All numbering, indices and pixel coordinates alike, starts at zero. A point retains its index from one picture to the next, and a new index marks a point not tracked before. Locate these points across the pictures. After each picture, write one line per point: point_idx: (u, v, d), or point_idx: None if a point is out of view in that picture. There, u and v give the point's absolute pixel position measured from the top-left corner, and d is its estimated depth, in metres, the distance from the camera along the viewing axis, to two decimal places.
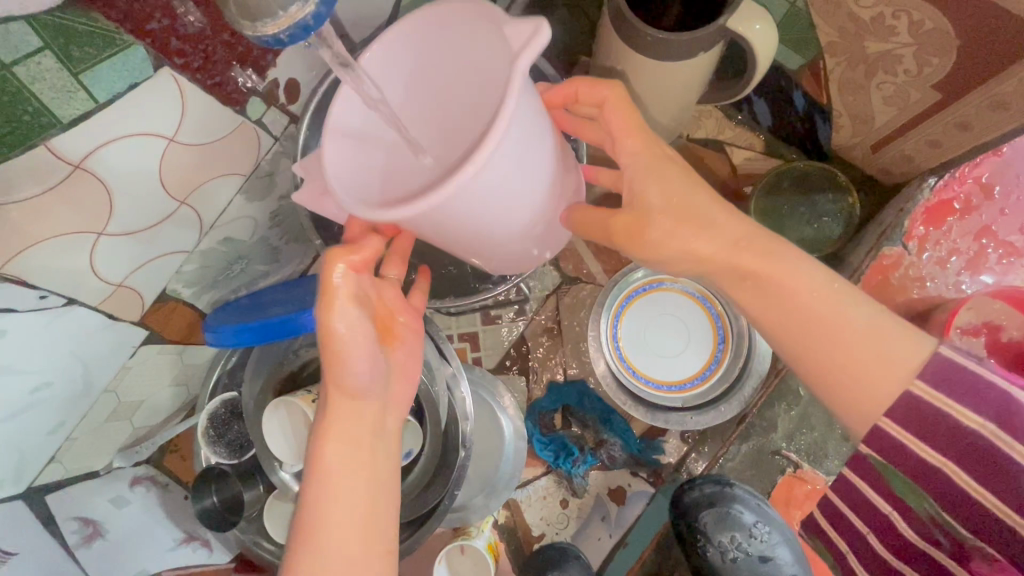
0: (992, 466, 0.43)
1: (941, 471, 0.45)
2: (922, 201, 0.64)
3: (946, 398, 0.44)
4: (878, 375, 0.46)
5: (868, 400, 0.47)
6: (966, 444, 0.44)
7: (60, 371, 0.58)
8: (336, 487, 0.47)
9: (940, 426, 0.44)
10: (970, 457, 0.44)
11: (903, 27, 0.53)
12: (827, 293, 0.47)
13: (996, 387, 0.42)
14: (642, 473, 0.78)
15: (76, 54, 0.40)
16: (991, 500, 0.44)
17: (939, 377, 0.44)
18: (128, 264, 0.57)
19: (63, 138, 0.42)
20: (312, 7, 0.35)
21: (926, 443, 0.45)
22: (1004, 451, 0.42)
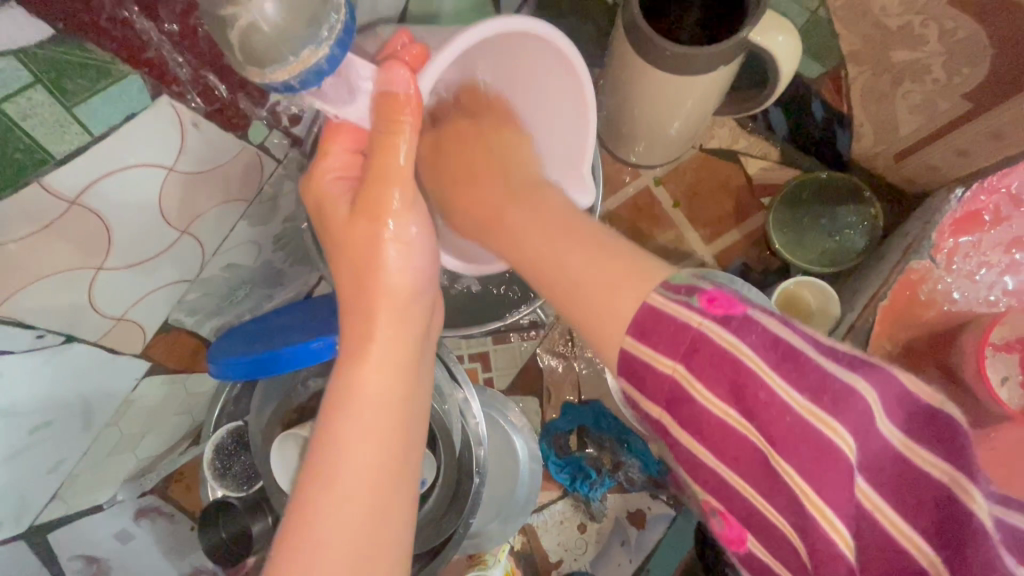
0: (690, 413, 0.39)
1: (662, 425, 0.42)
2: (949, 213, 0.61)
3: (647, 347, 0.40)
4: (608, 301, 0.41)
5: (605, 321, 0.41)
6: (668, 392, 0.40)
7: (61, 409, 0.56)
8: (369, 401, 0.43)
9: (646, 377, 0.40)
10: (673, 405, 0.40)
11: (933, 36, 0.51)
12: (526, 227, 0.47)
13: (687, 327, 0.38)
14: (663, 496, 0.75)
15: (69, 88, 0.37)
16: (700, 453, 0.40)
17: (642, 323, 0.40)
18: (129, 297, 0.54)
19: (58, 174, 0.40)
20: (326, 50, 0.35)
21: (643, 395, 0.41)
22: (693, 397, 0.39)
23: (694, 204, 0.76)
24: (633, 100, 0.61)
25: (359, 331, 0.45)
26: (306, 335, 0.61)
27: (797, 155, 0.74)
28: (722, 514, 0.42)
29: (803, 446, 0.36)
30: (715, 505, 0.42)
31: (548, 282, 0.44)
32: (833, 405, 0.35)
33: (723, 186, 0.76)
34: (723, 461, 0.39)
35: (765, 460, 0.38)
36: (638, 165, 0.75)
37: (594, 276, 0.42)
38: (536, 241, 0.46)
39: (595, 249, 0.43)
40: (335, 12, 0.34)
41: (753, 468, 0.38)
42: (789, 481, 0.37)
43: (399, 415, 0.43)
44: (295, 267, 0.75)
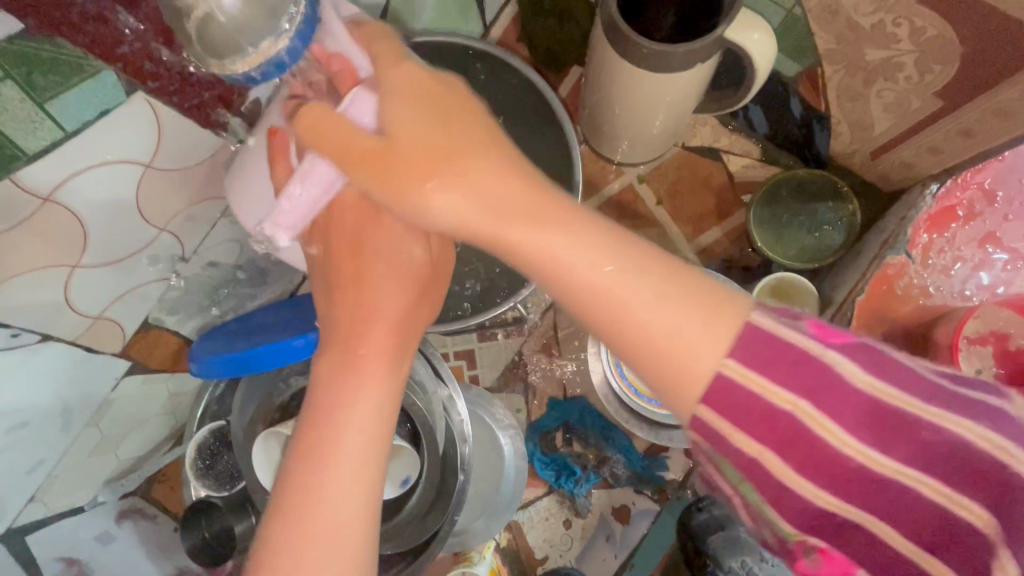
0: (820, 453, 0.35)
1: (763, 468, 0.36)
2: (924, 210, 0.62)
3: (765, 379, 0.35)
4: (694, 337, 0.36)
5: (682, 377, 0.36)
6: (781, 431, 0.35)
7: (38, 409, 0.55)
8: (363, 388, 0.46)
9: (775, 415, 0.35)
10: (789, 446, 0.35)
11: (904, 35, 0.52)
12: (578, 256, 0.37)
13: (812, 357, 0.35)
14: (647, 491, 0.76)
15: (40, 84, 0.37)
16: (816, 493, 0.35)
17: (750, 353, 0.35)
18: (107, 296, 0.54)
19: (30, 170, 0.40)
20: (286, 42, 0.35)
21: (742, 431, 0.35)
22: (819, 434, 0.35)
23: (676, 202, 0.77)
24: (614, 98, 0.61)
25: (358, 313, 0.48)
26: (284, 334, 0.61)
27: (778, 154, 0.74)
28: (821, 549, 0.36)
29: (946, 467, 0.34)
30: (812, 541, 0.36)
31: (619, 312, 0.37)
32: (952, 404, 0.34)
33: (705, 184, 0.76)
34: (856, 499, 0.35)
35: (893, 484, 0.34)
36: (621, 164, 0.76)
37: (676, 329, 0.36)
38: (593, 277, 0.37)
39: (666, 288, 0.37)
40: (296, 6, 0.34)
41: (886, 500, 0.35)
42: (922, 497, 0.34)
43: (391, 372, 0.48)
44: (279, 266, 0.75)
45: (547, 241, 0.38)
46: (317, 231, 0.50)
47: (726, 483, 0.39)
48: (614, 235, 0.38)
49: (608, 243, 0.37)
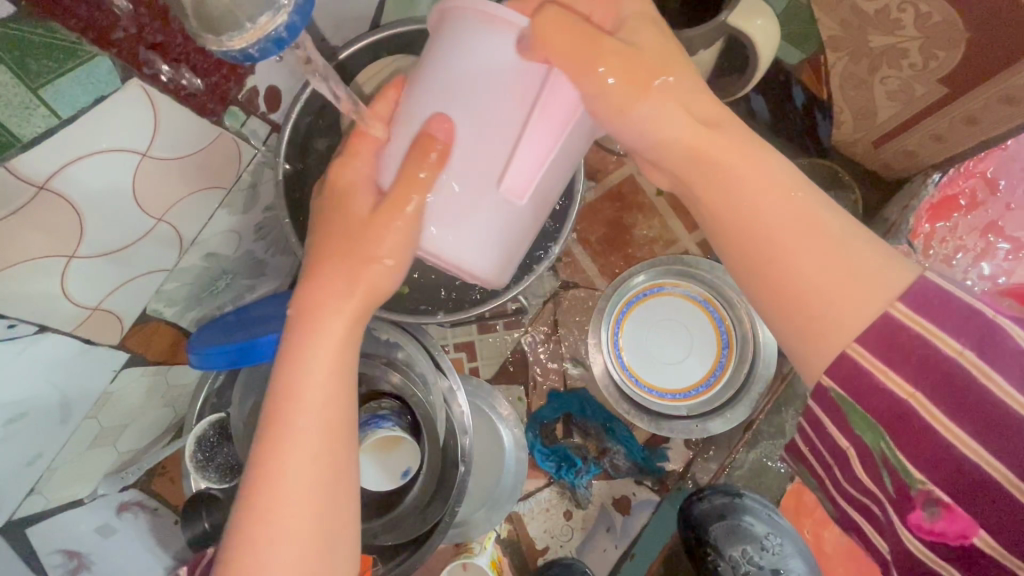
0: (963, 398, 0.37)
1: (908, 408, 0.39)
2: (928, 197, 0.63)
3: (924, 322, 0.38)
4: (864, 275, 0.39)
5: (840, 325, 0.39)
6: (940, 375, 0.38)
7: (35, 401, 0.55)
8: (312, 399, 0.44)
9: (909, 351, 0.38)
10: (940, 391, 0.38)
11: (909, 20, 0.51)
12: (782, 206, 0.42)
13: (981, 313, 0.37)
14: (647, 481, 0.76)
15: (33, 69, 0.37)
16: (960, 444, 0.38)
17: (919, 300, 0.38)
18: (104, 287, 0.54)
19: (24, 158, 0.39)
20: (285, 18, 0.33)
21: (892, 371, 0.38)
22: (979, 383, 0.37)
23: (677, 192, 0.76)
24: None
25: (306, 316, 0.46)
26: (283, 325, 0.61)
27: (778, 142, 0.75)
28: (943, 505, 0.39)
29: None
30: (936, 492, 0.40)
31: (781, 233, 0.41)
32: None
33: None
34: (977, 440, 0.37)
35: (1022, 430, 0.36)
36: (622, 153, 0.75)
37: (833, 271, 0.39)
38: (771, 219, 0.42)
39: (846, 234, 0.40)
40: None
41: (1008, 445, 0.37)
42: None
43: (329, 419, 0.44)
44: (278, 257, 0.75)
45: (760, 182, 0.42)
46: (313, 220, 0.49)
47: (848, 437, 0.42)
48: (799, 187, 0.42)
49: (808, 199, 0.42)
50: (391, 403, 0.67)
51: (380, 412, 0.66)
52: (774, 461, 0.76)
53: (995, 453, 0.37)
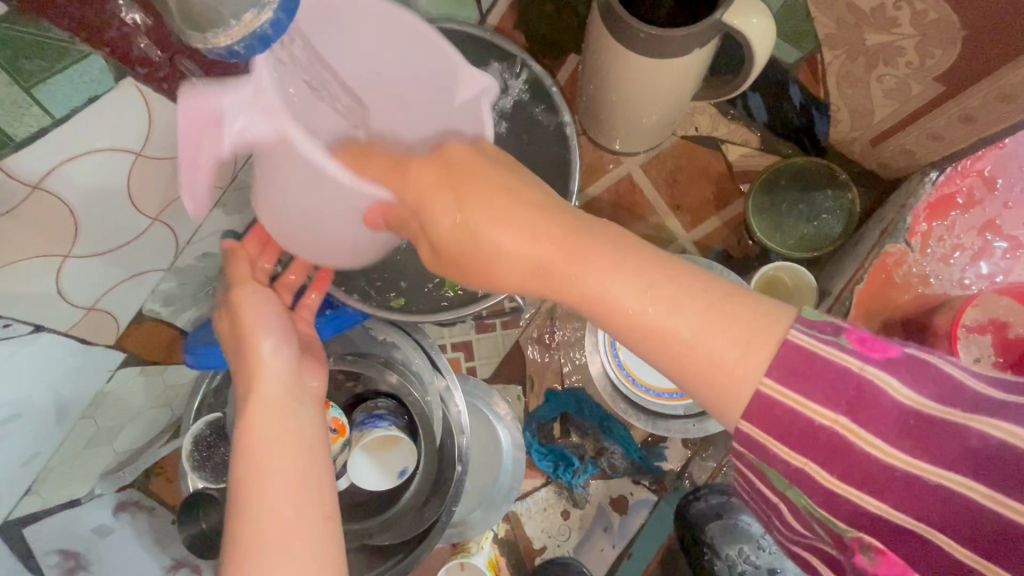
0: (849, 462, 0.33)
1: (812, 483, 0.33)
2: (924, 197, 0.62)
3: (794, 393, 0.33)
4: (737, 358, 0.34)
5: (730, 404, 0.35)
6: (822, 445, 0.33)
7: (31, 400, 0.55)
8: (263, 452, 0.41)
9: (793, 423, 0.33)
10: (830, 458, 0.33)
11: (905, 18, 0.51)
12: (620, 288, 0.37)
13: (849, 370, 0.32)
14: (644, 481, 0.76)
15: (26, 68, 0.36)
16: (877, 507, 0.33)
17: (787, 369, 0.33)
18: (100, 286, 0.54)
19: (18, 157, 0.39)
20: (270, 14, 0.32)
21: (792, 449, 0.33)
22: (863, 449, 0.32)
23: (674, 191, 0.76)
24: (610, 84, 0.60)
25: (247, 382, 0.45)
26: None
27: (776, 142, 0.74)
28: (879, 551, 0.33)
29: (959, 461, 0.31)
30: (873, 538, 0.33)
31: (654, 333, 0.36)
32: (992, 407, 0.32)
33: (704, 173, 0.76)
34: (890, 504, 0.32)
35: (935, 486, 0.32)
36: (619, 153, 0.75)
37: (704, 353, 0.34)
38: (624, 303, 0.36)
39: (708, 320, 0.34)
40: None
41: (924, 503, 0.32)
42: (967, 497, 0.31)
43: (299, 446, 0.43)
44: None
45: (608, 264, 0.37)
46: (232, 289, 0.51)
47: (772, 491, 0.35)
48: (653, 261, 0.37)
49: (656, 271, 0.36)
50: (388, 403, 0.67)
51: (378, 412, 0.65)
52: None
53: (975, 473, 0.31)
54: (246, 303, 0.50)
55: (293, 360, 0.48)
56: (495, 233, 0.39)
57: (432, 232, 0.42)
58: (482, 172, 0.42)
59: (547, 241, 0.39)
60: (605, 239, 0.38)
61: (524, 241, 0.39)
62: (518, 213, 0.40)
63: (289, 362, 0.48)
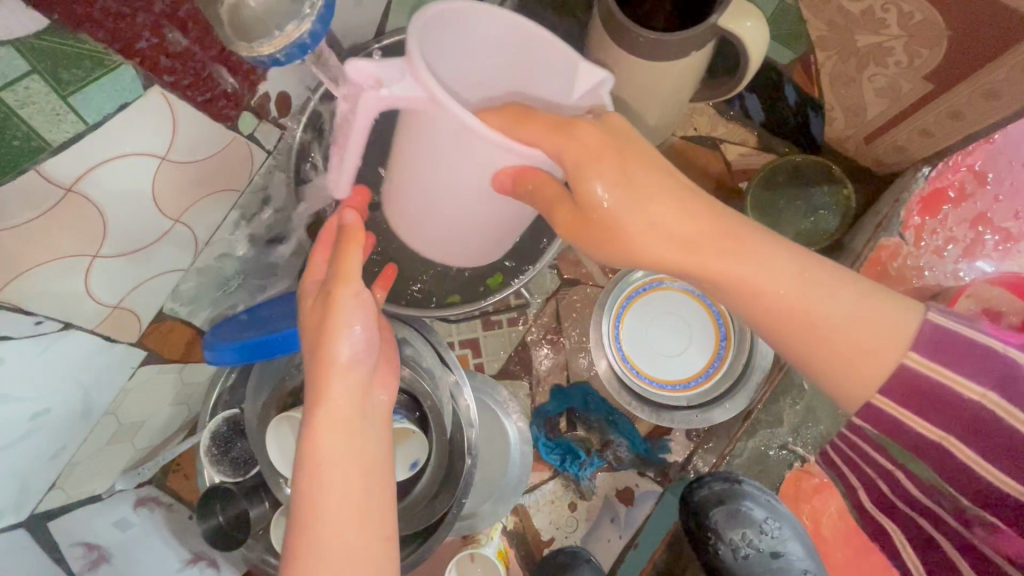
0: (994, 430, 0.41)
1: (939, 448, 0.43)
2: (917, 191, 0.64)
3: (942, 368, 0.41)
4: (880, 343, 0.42)
5: (853, 386, 0.43)
6: (968, 417, 0.42)
7: (58, 396, 0.57)
8: (331, 477, 0.44)
9: (934, 398, 0.42)
10: (972, 431, 0.42)
11: (893, 20, 0.53)
12: (779, 284, 0.42)
13: (979, 346, 0.41)
14: (649, 473, 0.78)
15: (65, 77, 0.39)
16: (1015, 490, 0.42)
17: (932, 345, 0.41)
18: (124, 286, 0.56)
19: (54, 162, 0.42)
20: None
21: (970, 446, 0.42)
22: (1006, 419, 0.41)
23: None
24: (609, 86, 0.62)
25: (318, 397, 0.46)
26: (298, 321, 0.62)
27: (771, 140, 0.78)
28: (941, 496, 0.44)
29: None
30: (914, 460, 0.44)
31: (808, 324, 0.42)
32: None
33: (704, 173, 0.78)
34: (1000, 466, 0.42)
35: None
36: None
37: (830, 334, 0.42)
38: (773, 296, 0.42)
39: (861, 305, 0.42)
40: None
41: (1017, 465, 0.41)
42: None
43: (367, 472, 0.46)
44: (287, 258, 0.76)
45: (772, 254, 0.42)
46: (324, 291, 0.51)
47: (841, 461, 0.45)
48: (806, 267, 0.42)
49: (806, 270, 0.42)
50: (399, 397, 0.70)
51: None
52: (773, 449, 0.77)
53: None
54: (342, 306, 0.47)
55: (365, 371, 0.48)
56: (630, 213, 0.42)
57: (584, 208, 0.43)
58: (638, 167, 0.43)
59: (700, 222, 0.42)
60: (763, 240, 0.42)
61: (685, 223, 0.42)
62: (676, 208, 0.42)
63: (363, 373, 0.48)
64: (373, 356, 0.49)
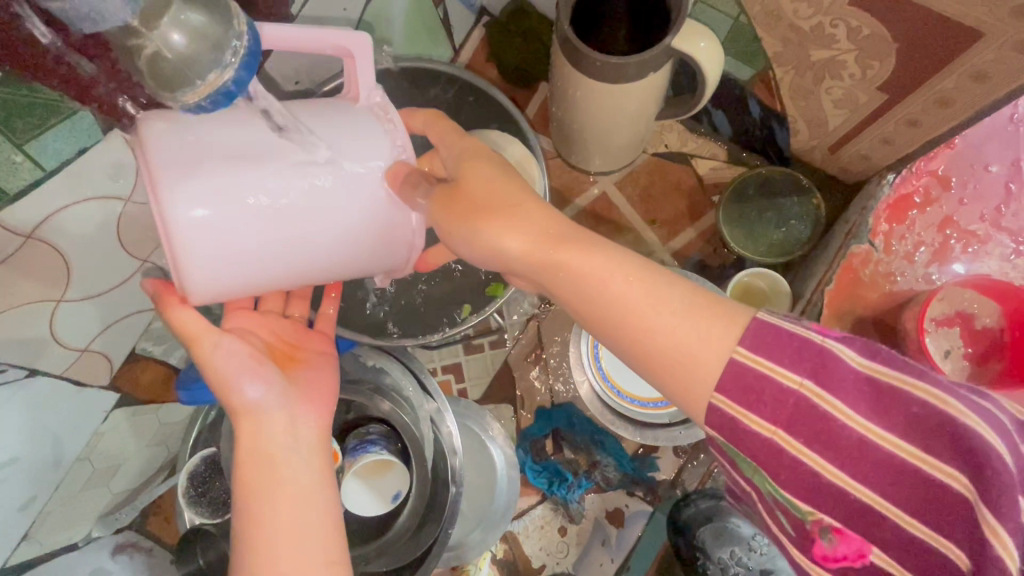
0: (822, 428, 0.37)
1: (774, 445, 0.38)
2: (884, 198, 0.65)
3: (766, 360, 0.37)
4: (702, 353, 0.38)
5: (694, 378, 0.39)
6: (790, 408, 0.37)
7: (28, 445, 0.56)
8: (262, 509, 0.44)
9: (764, 391, 0.37)
10: (796, 421, 0.37)
11: (842, 35, 0.54)
12: (624, 279, 0.40)
13: (812, 342, 0.37)
14: (639, 492, 0.77)
15: (19, 126, 0.39)
16: (935, 537, 0.36)
17: (758, 341, 0.38)
18: (92, 329, 0.56)
19: (12, 210, 0.42)
20: (232, 72, 0.34)
21: (868, 484, 0.37)
22: (822, 410, 0.37)
23: (649, 207, 0.79)
24: (575, 108, 0.63)
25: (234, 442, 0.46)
26: None
27: (742, 154, 0.78)
28: (835, 530, 0.38)
29: (940, 441, 0.35)
30: (827, 520, 0.38)
31: (638, 337, 0.39)
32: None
33: (677, 188, 0.79)
34: (847, 468, 0.37)
35: (911, 469, 0.36)
36: (595, 173, 0.78)
37: (685, 338, 0.38)
38: (631, 301, 0.39)
39: (687, 306, 0.39)
40: (240, 38, 0.34)
41: (860, 456, 0.37)
42: (896, 458, 0.36)
43: (296, 497, 0.44)
44: None
45: (601, 263, 0.40)
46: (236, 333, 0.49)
47: (744, 478, 0.41)
48: (652, 267, 0.40)
49: (655, 274, 0.40)
50: (381, 427, 0.68)
51: (369, 437, 0.67)
52: None
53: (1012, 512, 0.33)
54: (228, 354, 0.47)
55: (278, 410, 0.47)
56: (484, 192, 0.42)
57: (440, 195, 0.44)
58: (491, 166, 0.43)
59: (545, 217, 0.42)
60: (592, 245, 0.41)
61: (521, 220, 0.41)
62: (529, 222, 0.41)
63: (277, 414, 0.47)
64: (282, 392, 0.48)
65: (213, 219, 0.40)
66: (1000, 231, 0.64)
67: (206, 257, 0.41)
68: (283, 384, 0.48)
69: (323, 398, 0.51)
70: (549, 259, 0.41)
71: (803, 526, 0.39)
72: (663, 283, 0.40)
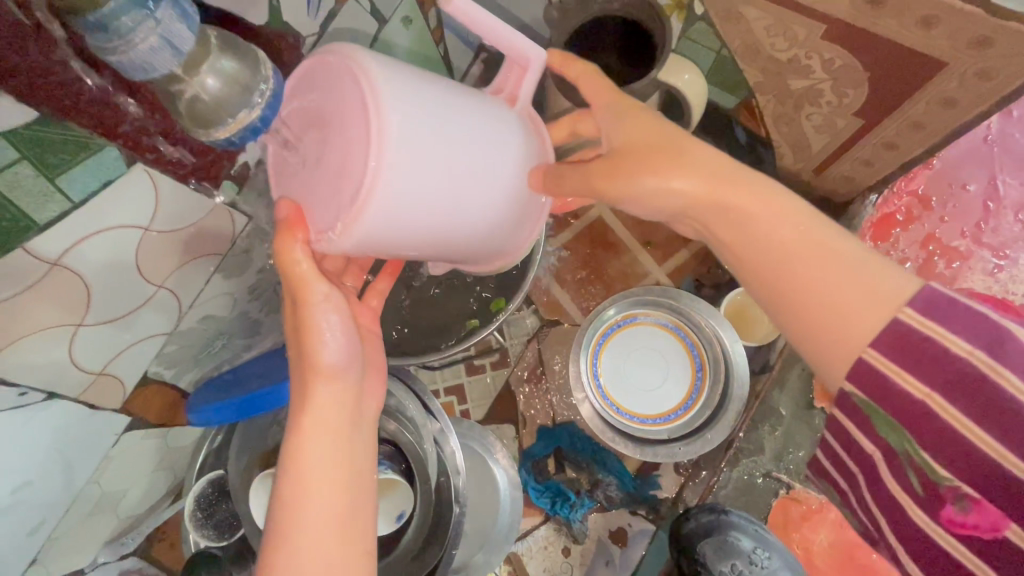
0: (976, 395, 0.39)
1: (925, 406, 0.41)
2: (867, 218, 0.69)
3: (934, 324, 0.40)
4: (860, 308, 0.42)
5: (852, 334, 0.43)
6: (951, 374, 0.40)
7: (40, 468, 0.57)
8: (311, 476, 0.44)
9: (929, 353, 0.40)
10: (953, 388, 0.40)
11: (817, 66, 0.58)
12: (790, 231, 0.44)
13: (989, 317, 0.39)
14: (641, 511, 0.77)
15: (52, 161, 0.42)
16: None
17: (929, 305, 0.41)
18: (106, 354, 0.57)
19: (40, 239, 0.44)
20: (259, 110, 0.38)
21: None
22: (994, 382, 0.39)
23: (644, 230, 0.82)
24: None
25: (299, 398, 0.46)
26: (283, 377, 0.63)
27: None
28: (972, 499, 0.41)
29: None
30: (964, 488, 0.41)
31: (789, 295, 0.45)
32: None
33: None
34: (1005, 440, 0.39)
35: None
36: None
37: (837, 288, 0.43)
38: (784, 242, 0.44)
39: (859, 263, 0.43)
40: (265, 81, 0.38)
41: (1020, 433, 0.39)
42: None
43: (342, 475, 0.45)
44: (272, 316, 0.79)
45: (778, 216, 0.45)
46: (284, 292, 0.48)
47: (874, 438, 0.45)
48: (816, 216, 0.45)
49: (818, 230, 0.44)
50: (385, 448, 0.70)
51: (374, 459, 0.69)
52: (758, 477, 0.80)
53: None
54: (316, 308, 0.46)
55: (352, 383, 0.48)
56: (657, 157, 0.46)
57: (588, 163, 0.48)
58: (662, 129, 0.48)
59: (710, 175, 0.46)
60: (758, 196, 0.45)
61: (690, 173, 0.46)
62: (696, 170, 0.46)
63: (352, 386, 0.48)
64: (360, 365, 0.49)
65: (405, 170, 0.40)
66: (981, 247, 0.67)
67: (382, 207, 0.40)
68: (360, 356, 0.49)
69: (384, 384, 0.52)
70: (717, 208, 0.46)
71: (934, 487, 0.43)
72: (831, 238, 0.44)
